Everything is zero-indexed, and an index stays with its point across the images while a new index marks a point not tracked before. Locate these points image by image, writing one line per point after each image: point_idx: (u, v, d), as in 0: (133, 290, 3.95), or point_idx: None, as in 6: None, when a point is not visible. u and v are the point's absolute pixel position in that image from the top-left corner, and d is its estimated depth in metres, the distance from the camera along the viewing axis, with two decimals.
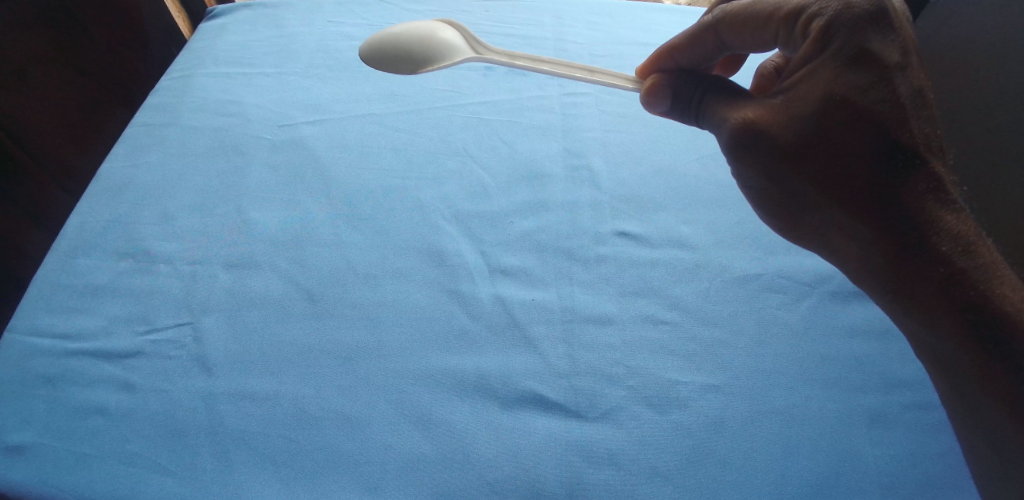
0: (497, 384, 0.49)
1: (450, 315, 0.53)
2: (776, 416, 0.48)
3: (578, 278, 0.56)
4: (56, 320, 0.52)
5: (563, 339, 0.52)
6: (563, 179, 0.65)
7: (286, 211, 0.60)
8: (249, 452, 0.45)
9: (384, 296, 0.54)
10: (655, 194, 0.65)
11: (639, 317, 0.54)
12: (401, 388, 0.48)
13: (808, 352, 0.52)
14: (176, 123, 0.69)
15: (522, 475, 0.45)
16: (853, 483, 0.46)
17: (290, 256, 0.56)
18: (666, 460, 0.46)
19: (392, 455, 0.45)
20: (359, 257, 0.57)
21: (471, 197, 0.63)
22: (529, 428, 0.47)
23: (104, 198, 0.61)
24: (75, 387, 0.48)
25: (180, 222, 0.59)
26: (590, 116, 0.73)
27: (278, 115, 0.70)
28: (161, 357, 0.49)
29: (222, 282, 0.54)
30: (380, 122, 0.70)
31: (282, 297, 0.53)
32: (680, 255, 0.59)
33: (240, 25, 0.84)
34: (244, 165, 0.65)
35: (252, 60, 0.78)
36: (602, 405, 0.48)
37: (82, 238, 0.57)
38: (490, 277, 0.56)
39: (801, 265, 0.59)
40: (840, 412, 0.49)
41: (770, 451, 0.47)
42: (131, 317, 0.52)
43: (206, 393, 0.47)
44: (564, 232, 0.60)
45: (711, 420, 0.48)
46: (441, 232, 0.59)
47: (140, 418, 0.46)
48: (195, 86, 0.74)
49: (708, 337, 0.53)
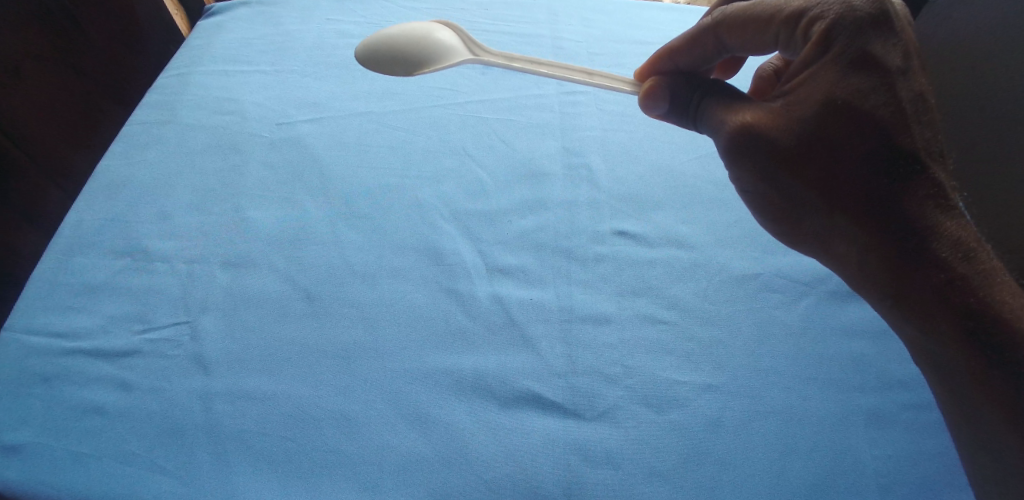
0: (496, 384, 0.49)
1: (448, 315, 0.53)
2: (775, 415, 0.48)
3: (576, 277, 0.56)
4: (52, 319, 0.52)
5: (561, 338, 0.52)
6: (561, 178, 0.65)
7: (283, 210, 0.60)
8: (247, 452, 0.45)
9: (382, 295, 0.54)
10: (653, 193, 0.65)
11: (638, 316, 0.54)
12: (399, 387, 0.48)
13: (807, 353, 0.52)
14: (173, 121, 0.69)
15: (521, 476, 0.45)
16: (851, 483, 0.46)
17: (288, 256, 0.56)
18: (665, 459, 0.46)
19: (390, 455, 0.45)
20: (357, 256, 0.57)
21: (469, 196, 0.63)
22: (527, 427, 0.47)
23: (100, 197, 0.60)
24: (72, 387, 0.48)
25: (177, 221, 0.59)
26: (588, 114, 0.73)
27: (275, 114, 0.70)
28: (157, 356, 0.49)
29: (219, 281, 0.54)
30: (377, 121, 0.70)
31: (280, 295, 0.53)
32: (678, 254, 0.59)
33: (236, 22, 0.84)
34: (242, 163, 0.64)
35: (249, 58, 0.78)
36: (601, 404, 0.48)
37: (78, 237, 0.57)
38: (488, 276, 0.56)
39: (798, 265, 0.59)
40: (837, 411, 0.49)
41: (769, 452, 0.47)
42: (128, 316, 0.52)
43: (203, 393, 0.47)
44: (562, 231, 0.60)
45: (710, 420, 0.48)
46: (439, 231, 0.59)
47: (137, 418, 0.46)
48: (193, 84, 0.73)
49: (707, 337, 0.53)
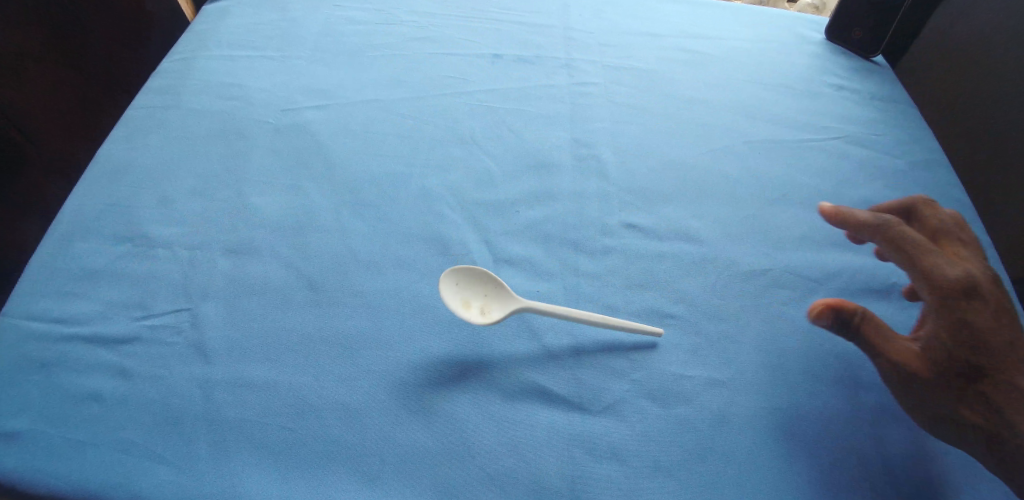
0: (500, 374, 0.48)
1: (453, 306, 0.52)
2: (785, 413, 0.47)
3: (583, 269, 0.55)
4: (52, 303, 0.51)
5: (568, 330, 0.51)
6: (569, 169, 0.64)
7: (285, 197, 0.59)
8: (245, 441, 0.44)
9: (385, 283, 0.53)
10: (662, 186, 0.64)
11: (646, 310, 0.53)
12: (400, 378, 0.47)
13: (820, 350, 0.51)
14: (176, 106, 0.67)
15: (525, 469, 0.43)
16: (864, 483, 0.44)
17: (291, 243, 0.55)
18: (672, 455, 0.45)
19: (390, 446, 0.44)
20: (362, 246, 0.55)
21: (475, 186, 0.62)
22: (532, 421, 0.46)
23: (101, 181, 0.59)
24: (70, 373, 0.47)
25: (179, 206, 0.58)
26: (598, 106, 0.72)
27: (280, 100, 0.69)
28: (156, 343, 0.48)
29: (221, 268, 0.53)
30: (383, 109, 0.69)
31: (282, 283, 0.52)
32: (689, 249, 0.58)
33: (243, 8, 0.83)
34: (245, 149, 0.63)
35: (255, 43, 0.77)
36: (607, 399, 0.47)
37: (78, 221, 0.56)
38: (493, 266, 0.55)
39: (809, 260, 0.58)
40: (851, 410, 0.48)
41: (780, 450, 0.45)
42: (127, 301, 0.51)
43: (203, 380, 0.46)
44: (569, 222, 0.59)
45: (718, 416, 0.47)
46: (445, 220, 0.58)
47: (136, 404, 0.45)
48: (197, 69, 0.72)
49: (716, 332, 0.52)
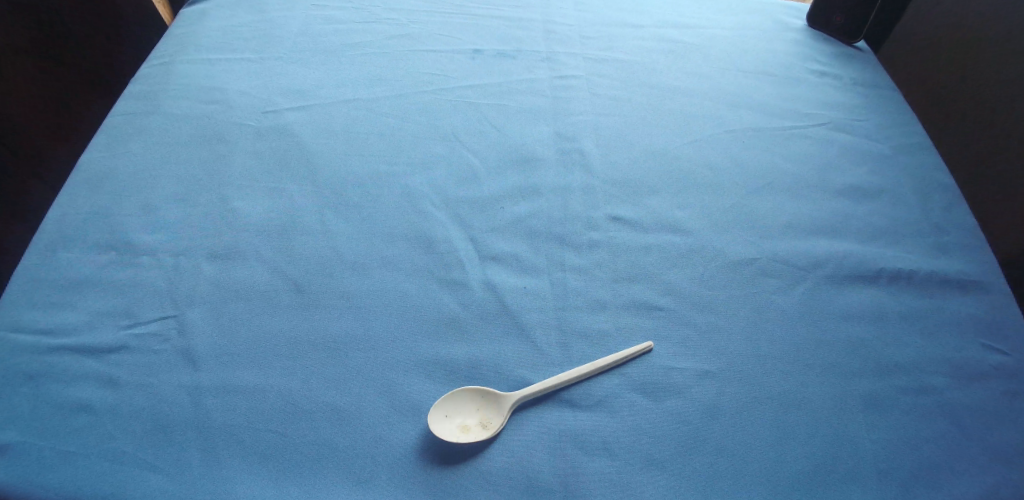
0: (489, 372, 0.48)
1: (441, 305, 0.52)
2: (773, 401, 0.48)
3: (569, 264, 0.55)
4: (37, 315, 0.51)
5: (555, 326, 0.51)
6: (553, 163, 0.64)
7: (269, 200, 0.59)
8: (237, 446, 0.44)
9: (371, 285, 0.53)
10: (647, 178, 0.64)
11: (632, 303, 0.53)
12: (390, 379, 0.48)
13: (805, 338, 0.52)
14: (155, 112, 0.67)
15: (517, 467, 0.44)
16: (852, 468, 0.45)
17: (277, 248, 0.55)
18: (662, 447, 0.45)
19: (381, 447, 0.44)
20: (348, 248, 0.55)
21: (460, 184, 0.62)
22: (522, 419, 0.46)
23: (83, 190, 0.59)
24: (58, 385, 0.47)
25: (163, 213, 0.57)
26: (581, 99, 0.72)
27: (261, 102, 0.69)
28: (144, 352, 0.48)
29: (206, 275, 0.53)
30: (364, 108, 0.69)
31: (268, 288, 0.52)
32: (674, 240, 0.58)
33: (220, 10, 0.82)
34: (227, 153, 0.63)
35: (233, 45, 0.76)
36: (596, 394, 0.48)
37: (62, 231, 0.56)
38: (480, 263, 0.55)
39: (794, 249, 0.58)
40: (837, 396, 0.49)
41: (767, 438, 0.46)
42: (113, 311, 0.51)
43: (192, 387, 0.46)
44: (554, 217, 0.59)
45: (706, 406, 0.47)
46: (431, 219, 0.58)
47: (126, 413, 0.45)
48: (175, 73, 0.72)
49: (703, 323, 0.52)
